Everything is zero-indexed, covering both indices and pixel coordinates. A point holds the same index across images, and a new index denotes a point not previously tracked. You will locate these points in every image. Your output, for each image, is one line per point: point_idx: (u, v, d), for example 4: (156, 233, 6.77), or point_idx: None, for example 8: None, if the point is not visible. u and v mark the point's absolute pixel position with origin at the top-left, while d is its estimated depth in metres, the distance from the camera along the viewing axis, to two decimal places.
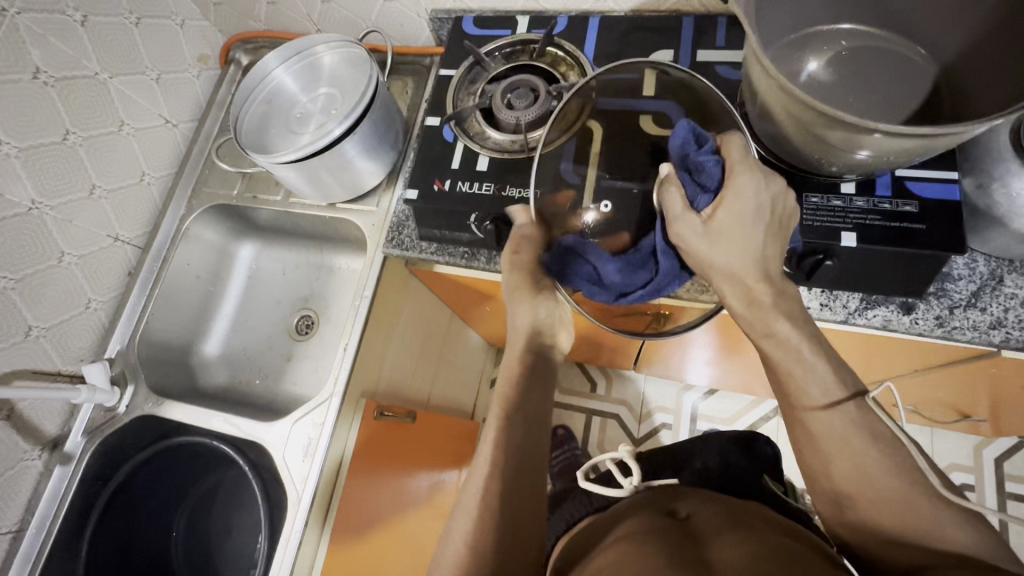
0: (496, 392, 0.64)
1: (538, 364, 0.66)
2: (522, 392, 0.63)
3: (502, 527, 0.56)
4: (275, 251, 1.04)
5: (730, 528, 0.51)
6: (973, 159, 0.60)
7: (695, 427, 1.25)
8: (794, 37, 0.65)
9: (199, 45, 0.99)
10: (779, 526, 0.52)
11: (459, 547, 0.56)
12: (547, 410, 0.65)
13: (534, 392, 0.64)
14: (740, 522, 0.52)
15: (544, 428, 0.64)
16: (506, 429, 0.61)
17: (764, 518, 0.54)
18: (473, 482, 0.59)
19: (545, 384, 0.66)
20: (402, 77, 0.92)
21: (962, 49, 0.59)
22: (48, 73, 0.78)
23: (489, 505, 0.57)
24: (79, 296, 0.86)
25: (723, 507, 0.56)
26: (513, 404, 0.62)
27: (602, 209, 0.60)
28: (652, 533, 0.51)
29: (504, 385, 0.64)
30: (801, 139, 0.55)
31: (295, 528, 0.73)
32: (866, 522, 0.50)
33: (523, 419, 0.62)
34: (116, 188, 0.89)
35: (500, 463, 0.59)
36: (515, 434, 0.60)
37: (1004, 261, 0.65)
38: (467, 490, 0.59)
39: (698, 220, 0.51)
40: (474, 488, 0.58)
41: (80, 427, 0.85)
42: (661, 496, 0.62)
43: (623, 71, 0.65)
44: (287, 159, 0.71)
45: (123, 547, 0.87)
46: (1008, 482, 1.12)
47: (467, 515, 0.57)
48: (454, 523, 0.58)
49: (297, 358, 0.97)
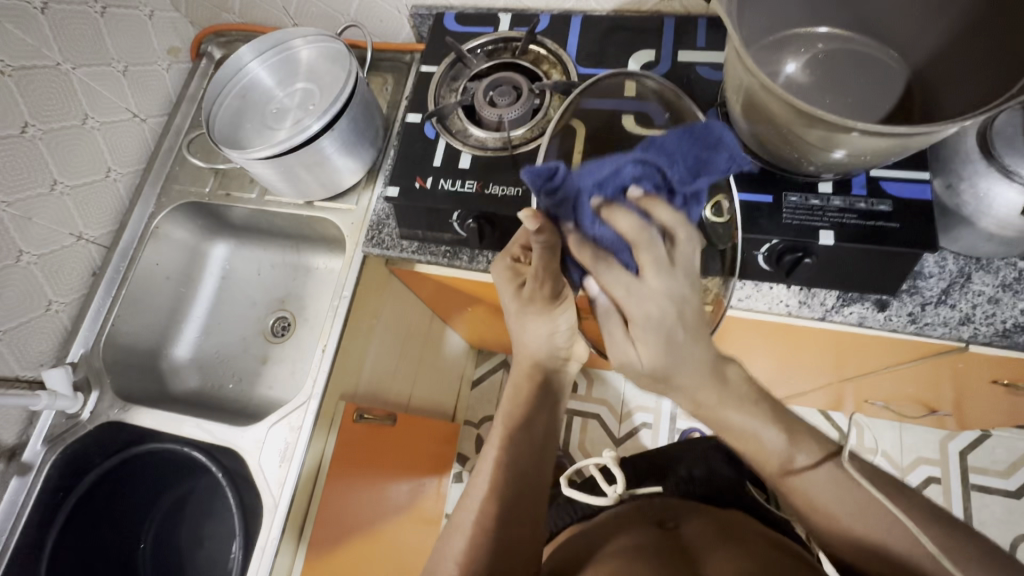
0: (500, 410, 0.63)
1: (547, 385, 0.64)
2: (530, 412, 0.62)
3: (500, 541, 0.55)
4: (250, 251, 1.01)
5: (718, 545, 0.52)
6: (944, 160, 0.62)
7: (674, 427, 1.26)
8: (773, 39, 0.66)
9: (169, 36, 0.96)
10: (759, 537, 0.54)
11: (452, 563, 0.55)
12: (553, 424, 0.65)
13: (542, 415, 0.63)
14: (726, 537, 0.54)
15: (549, 443, 0.64)
16: (510, 450, 0.60)
17: (750, 531, 0.55)
18: (468, 506, 0.58)
19: (555, 401, 0.65)
20: (383, 73, 0.91)
21: (932, 54, 0.61)
22: (5, 62, 0.74)
23: (484, 523, 0.56)
24: (39, 298, 0.82)
25: (715, 521, 0.58)
26: (518, 424, 0.61)
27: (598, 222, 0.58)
28: (641, 549, 0.53)
29: (510, 403, 0.62)
30: (779, 139, 0.57)
31: (271, 536, 0.71)
32: (858, 535, 0.50)
33: (526, 437, 0.61)
34: (80, 185, 0.85)
35: (501, 483, 0.58)
36: (519, 455, 0.60)
37: (971, 260, 0.67)
38: (462, 506, 0.59)
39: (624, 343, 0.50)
40: (471, 506, 0.57)
41: (40, 435, 0.81)
42: (654, 507, 0.64)
43: (603, 87, 0.66)
44: (263, 155, 0.69)
45: (87, 562, 0.83)
46: (972, 474, 1.16)
47: (462, 531, 0.56)
48: (447, 538, 0.57)
49: (273, 360, 0.95)
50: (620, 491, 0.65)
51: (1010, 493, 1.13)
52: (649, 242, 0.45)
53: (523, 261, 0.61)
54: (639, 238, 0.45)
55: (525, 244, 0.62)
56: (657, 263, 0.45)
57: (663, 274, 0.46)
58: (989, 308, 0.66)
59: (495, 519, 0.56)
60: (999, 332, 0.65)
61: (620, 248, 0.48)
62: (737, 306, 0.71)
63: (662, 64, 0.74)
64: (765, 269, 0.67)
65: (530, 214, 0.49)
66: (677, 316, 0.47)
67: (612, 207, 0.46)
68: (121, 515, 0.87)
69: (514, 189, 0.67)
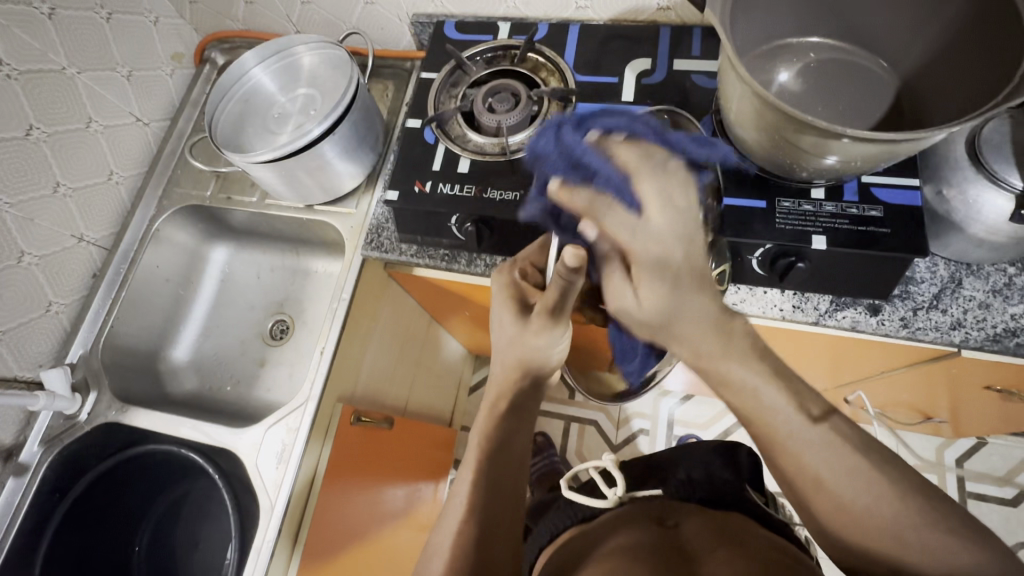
0: (475, 430, 0.60)
1: (522, 406, 0.60)
2: (508, 434, 0.59)
3: (480, 555, 0.53)
4: (250, 254, 1.01)
5: (716, 544, 0.53)
6: (933, 167, 0.63)
7: (672, 433, 1.27)
8: (767, 48, 0.67)
9: (173, 43, 0.97)
10: (760, 539, 0.54)
11: None
12: (528, 445, 0.61)
13: (521, 436, 0.60)
14: (722, 538, 0.54)
15: (525, 463, 0.60)
16: (484, 472, 0.57)
17: (750, 533, 0.56)
18: (447, 525, 0.56)
19: (532, 418, 0.62)
20: (383, 80, 0.93)
21: (920, 65, 0.62)
22: (10, 65, 0.75)
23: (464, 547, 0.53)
24: (39, 299, 0.82)
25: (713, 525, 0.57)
26: (493, 448, 0.58)
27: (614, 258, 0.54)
28: (638, 548, 0.53)
29: (485, 421, 0.59)
30: (773, 145, 0.58)
31: (267, 538, 0.71)
32: None
33: (508, 458, 0.58)
34: (82, 187, 0.86)
35: (479, 505, 0.55)
36: (499, 476, 0.57)
37: (962, 266, 0.68)
38: (441, 527, 0.56)
39: (629, 292, 0.48)
40: (448, 529, 0.55)
41: (38, 436, 0.81)
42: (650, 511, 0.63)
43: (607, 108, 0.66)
44: (264, 158, 0.70)
45: (79, 564, 0.83)
46: (969, 482, 1.16)
47: (441, 554, 0.54)
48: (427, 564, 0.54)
49: (271, 364, 0.95)
50: (620, 493, 0.66)
51: (1006, 501, 1.14)
52: (646, 171, 0.46)
53: (527, 278, 0.62)
54: (638, 167, 0.46)
55: (534, 262, 0.63)
56: (657, 196, 0.45)
57: (666, 205, 0.46)
58: (980, 313, 0.67)
59: (472, 537, 0.53)
60: (990, 336, 0.66)
61: (621, 189, 0.46)
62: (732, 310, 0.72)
63: (658, 72, 0.75)
64: (759, 274, 0.68)
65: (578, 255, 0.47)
66: (683, 252, 0.46)
67: (610, 142, 0.47)
68: (115, 519, 0.87)
69: (512, 193, 0.68)
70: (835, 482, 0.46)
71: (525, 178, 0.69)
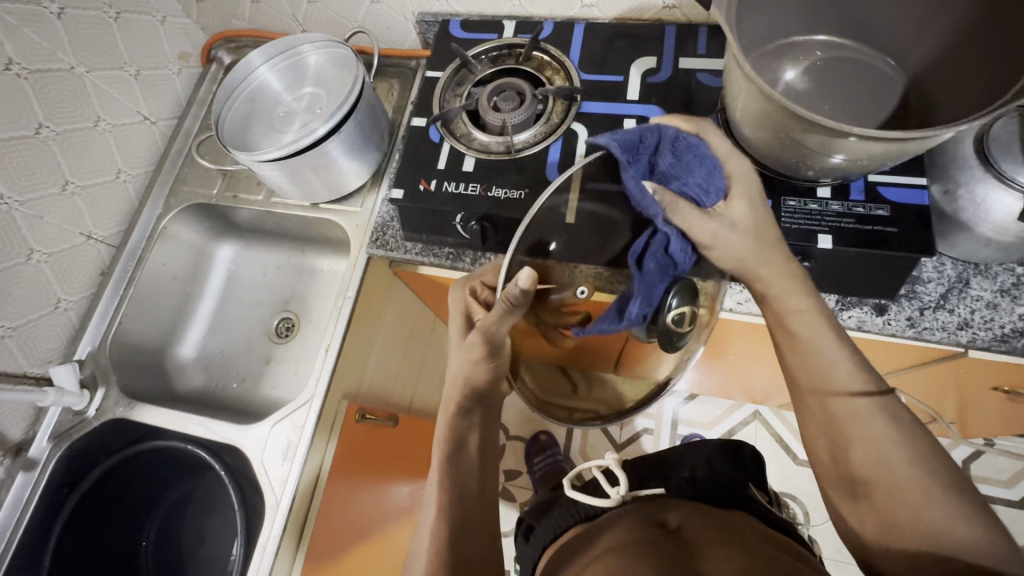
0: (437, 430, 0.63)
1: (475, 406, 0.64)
2: (464, 430, 0.63)
3: (461, 551, 0.55)
4: (254, 252, 1.02)
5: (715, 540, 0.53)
6: (941, 166, 0.63)
7: (676, 432, 1.27)
8: (773, 47, 0.67)
9: (180, 42, 0.98)
10: (761, 536, 0.54)
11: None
12: (487, 440, 0.65)
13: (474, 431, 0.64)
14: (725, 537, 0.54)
15: (485, 455, 0.64)
16: (449, 473, 0.60)
17: (749, 528, 0.57)
18: (424, 526, 0.58)
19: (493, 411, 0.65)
20: (389, 79, 0.93)
21: (927, 63, 0.62)
22: (20, 65, 0.76)
23: (440, 542, 0.56)
24: (48, 295, 0.83)
25: (715, 522, 0.58)
26: (453, 443, 0.62)
27: (579, 293, 0.54)
28: (640, 545, 0.53)
29: (446, 420, 0.63)
30: (779, 143, 0.57)
31: (272, 534, 0.71)
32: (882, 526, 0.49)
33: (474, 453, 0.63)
34: (91, 186, 0.87)
35: (448, 504, 0.58)
36: (461, 477, 0.60)
37: (969, 265, 0.68)
38: (419, 528, 0.59)
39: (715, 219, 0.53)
40: (425, 525, 0.58)
41: (46, 432, 0.82)
42: (654, 508, 0.63)
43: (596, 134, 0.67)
44: (270, 156, 0.70)
45: (87, 559, 0.83)
46: (978, 484, 1.15)
47: (421, 553, 0.56)
48: (410, 564, 0.57)
49: (276, 361, 0.96)
50: (622, 492, 0.65)
51: (1015, 503, 1.13)
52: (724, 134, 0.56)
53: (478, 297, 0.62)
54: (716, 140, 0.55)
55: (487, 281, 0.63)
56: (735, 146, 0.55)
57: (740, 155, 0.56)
58: (988, 313, 0.66)
59: (450, 533, 0.56)
60: (997, 337, 0.65)
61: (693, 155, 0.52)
62: (736, 310, 0.70)
63: (663, 71, 0.75)
64: None
65: (530, 275, 0.50)
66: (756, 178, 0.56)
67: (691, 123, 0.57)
68: (124, 513, 0.88)
69: (518, 192, 0.68)
70: (884, 437, 0.51)
71: (530, 177, 0.70)
